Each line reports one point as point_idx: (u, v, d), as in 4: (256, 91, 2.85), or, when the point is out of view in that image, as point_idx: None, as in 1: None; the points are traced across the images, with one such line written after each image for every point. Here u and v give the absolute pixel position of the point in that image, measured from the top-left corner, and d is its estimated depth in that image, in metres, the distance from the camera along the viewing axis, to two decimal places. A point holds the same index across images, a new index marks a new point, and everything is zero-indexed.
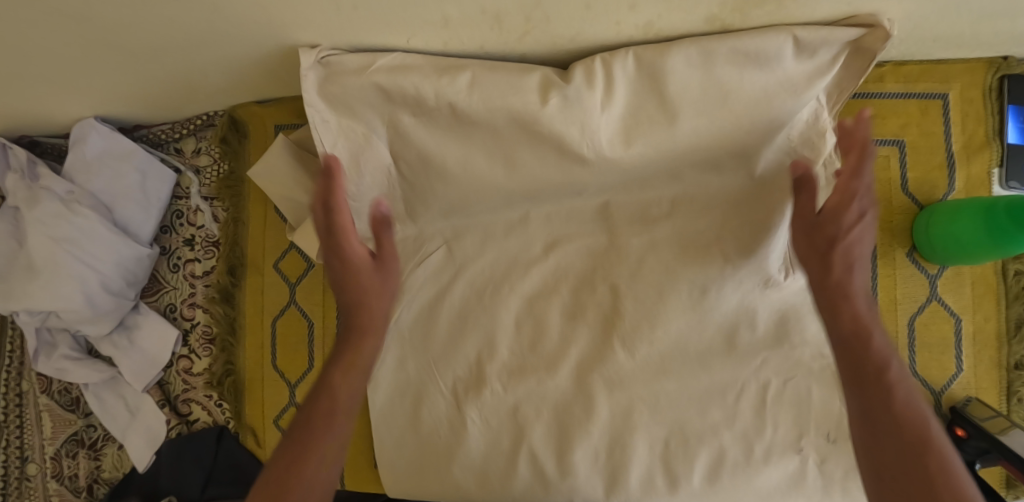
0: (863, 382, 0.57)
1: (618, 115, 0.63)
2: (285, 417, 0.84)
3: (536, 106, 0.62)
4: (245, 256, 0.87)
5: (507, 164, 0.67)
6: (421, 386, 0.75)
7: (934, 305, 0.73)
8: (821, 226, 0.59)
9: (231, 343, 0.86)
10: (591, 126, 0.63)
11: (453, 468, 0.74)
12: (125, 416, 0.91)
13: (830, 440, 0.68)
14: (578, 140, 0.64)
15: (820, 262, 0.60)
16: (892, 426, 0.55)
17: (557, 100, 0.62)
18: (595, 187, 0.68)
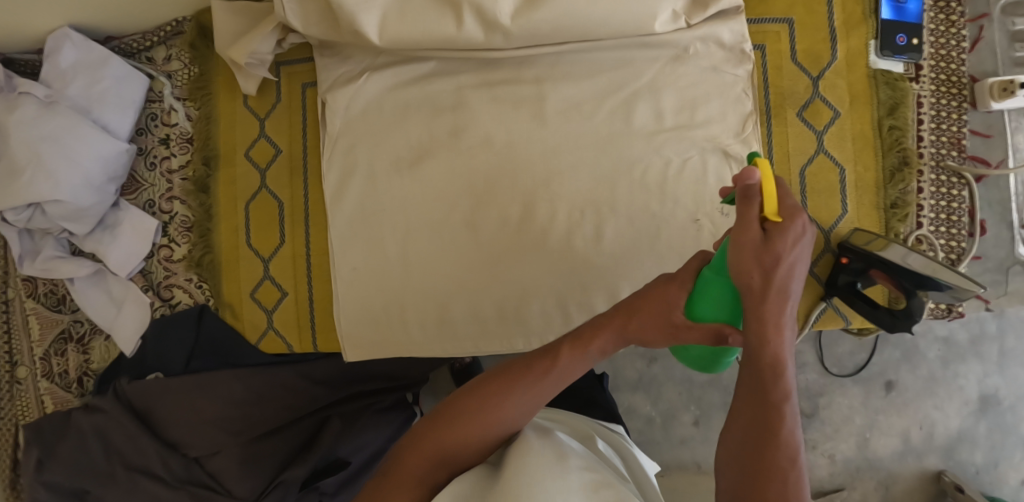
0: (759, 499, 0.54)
1: None
2: (261, 290, 0.93)
3: None
4: (218, 147, 0.94)
5: (440, 33, 0.81)
6: (382, 235, 0.89)
7: (822, 156, 0.85)
8: (750, 226, 0.54)
9: (207, 229, 0.93)
10: None
11: (417, 302, 0.88)
12: (111, 308, 0.98)
13: (722, 212, 0.85)
14: (491, 6, 0.78)
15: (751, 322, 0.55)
16: (776, 479, 0.54)
17: None
18: (509, 47, 0.84)
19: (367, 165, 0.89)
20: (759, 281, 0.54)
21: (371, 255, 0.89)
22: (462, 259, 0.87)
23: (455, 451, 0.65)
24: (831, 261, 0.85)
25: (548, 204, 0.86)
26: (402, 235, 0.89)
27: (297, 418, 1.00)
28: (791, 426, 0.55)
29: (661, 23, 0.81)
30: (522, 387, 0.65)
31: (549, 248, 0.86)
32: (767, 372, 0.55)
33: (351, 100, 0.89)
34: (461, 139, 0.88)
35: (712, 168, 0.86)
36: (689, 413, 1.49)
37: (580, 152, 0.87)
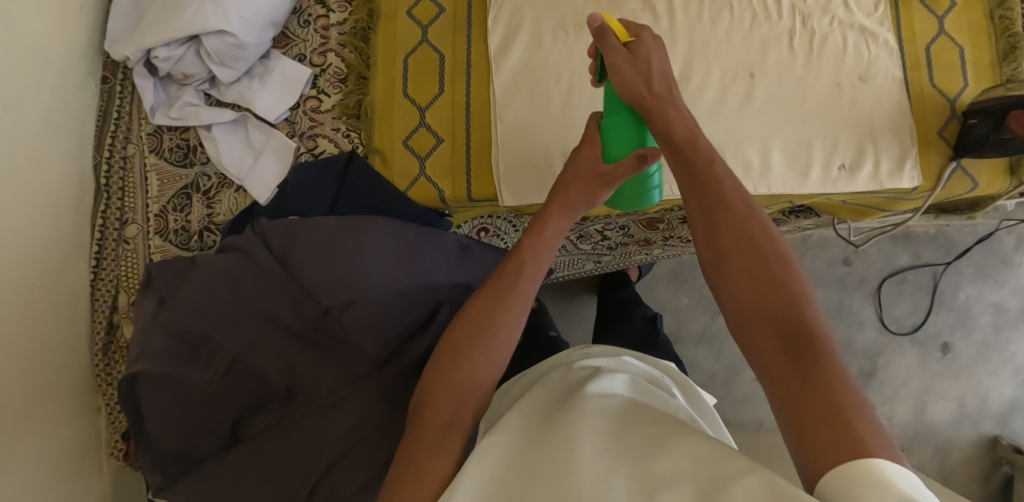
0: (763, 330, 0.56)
1: None
2: (415, 137, 0.93)
3: None
4: (380, 5, 0.98)
5: None
6: (546, 85, 0.92)
7: (943, 38, 0.95)
8: (622, 58, 0.67)
9: (363, 78, 0.96)
10: None
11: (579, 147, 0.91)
12: (249, 157, 0.96)
13: (861, 79, 0.93)
14: None
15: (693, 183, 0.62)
16: (758, 259, 0.58)
17: None
18: None
19: (532, 25, 0.94)
20: (646, 89, 0.65)
21: (535, 104, 0.92)
22: None
23: (477, 384, 0.68)
24: (957, 127, 0.93)
25: (705, 63, 0.92)
26: (564, 87, 0.92)
27: (427, 283, 0.96)
28: (732, 188, 0.62)
29: None
30: (507, 295, 0.71)
31: (704, 104, 0.91)
32: (698, 162, 0.63)
33: None
34: (623, 4, 0.94)
35: (850, 42, 0.94)
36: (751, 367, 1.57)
37: (734, 24, 0.94)
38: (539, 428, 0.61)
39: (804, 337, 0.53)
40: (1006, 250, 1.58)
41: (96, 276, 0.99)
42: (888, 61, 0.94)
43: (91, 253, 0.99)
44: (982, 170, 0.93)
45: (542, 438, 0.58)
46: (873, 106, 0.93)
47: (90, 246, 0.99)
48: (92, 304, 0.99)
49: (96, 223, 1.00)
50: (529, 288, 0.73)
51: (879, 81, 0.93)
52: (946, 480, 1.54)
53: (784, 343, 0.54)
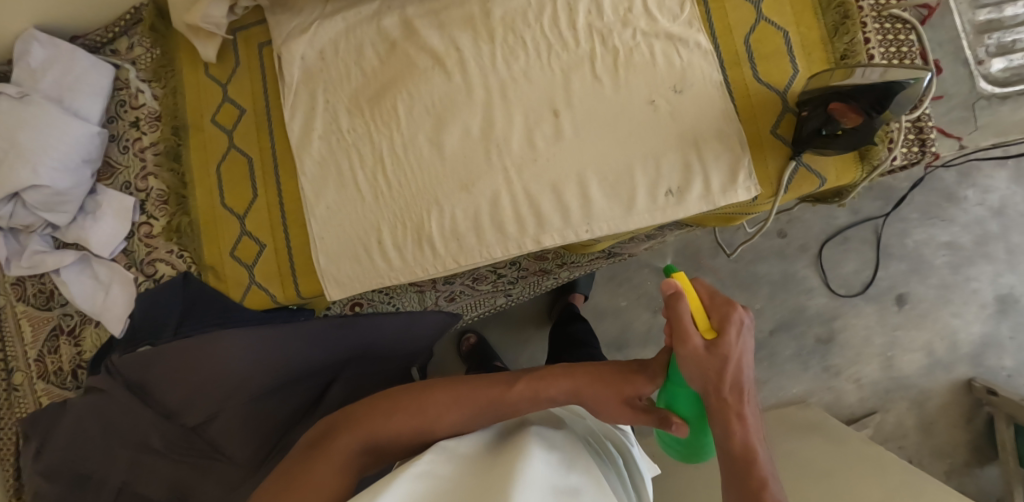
0: None
1: None
2: (240, 247, 0.94)
3: None
4: (185, 119, 0.97)
5: None
6: (353, 168, 0.90)
7: (763, 23, 0.87)
8: (700, 348, 0.66)
9: (183, 197, 0.96)
10: None
11: (392, 228, 0.89)
12: (100, 292, 0.98)
13: (676, 90, 0.86)
14: None
15: (731, 453, 0.66)
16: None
17: None
18: None
19: (328, 108, 0.92)
20: (714, 390, 0.67)
21: (343, 193, 0.90)
22: (432, 178, 0.88)
23: (385, 442, 0.75)
24: (791, 121, 0.86)
25: (506, 110, 0.87)
26: (370, 168, 0.90)
27: (302, 377, 0.99)
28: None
29: None
30: (465, 403, 0.75)
31: (513, 155, 0.87)
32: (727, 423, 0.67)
33: (306, 50, 0.92)
34: (415, 65, 0.90)
35: (661, 52, 0.87)
36: None
37: (533, 60, 0.88)
38: (482, 466, 0.65)
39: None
40: (950, 186, 1.48)
41: None
42: (703, 63, 0.86)
43: None
44: (826, 165, 0.85)
45: (483, 475, 0.62)
46: (694, 118, 0.86)
47: None
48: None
49: None
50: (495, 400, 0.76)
51: (697, 87, 0.86)
52: (927, 433, 1.47)
53: None
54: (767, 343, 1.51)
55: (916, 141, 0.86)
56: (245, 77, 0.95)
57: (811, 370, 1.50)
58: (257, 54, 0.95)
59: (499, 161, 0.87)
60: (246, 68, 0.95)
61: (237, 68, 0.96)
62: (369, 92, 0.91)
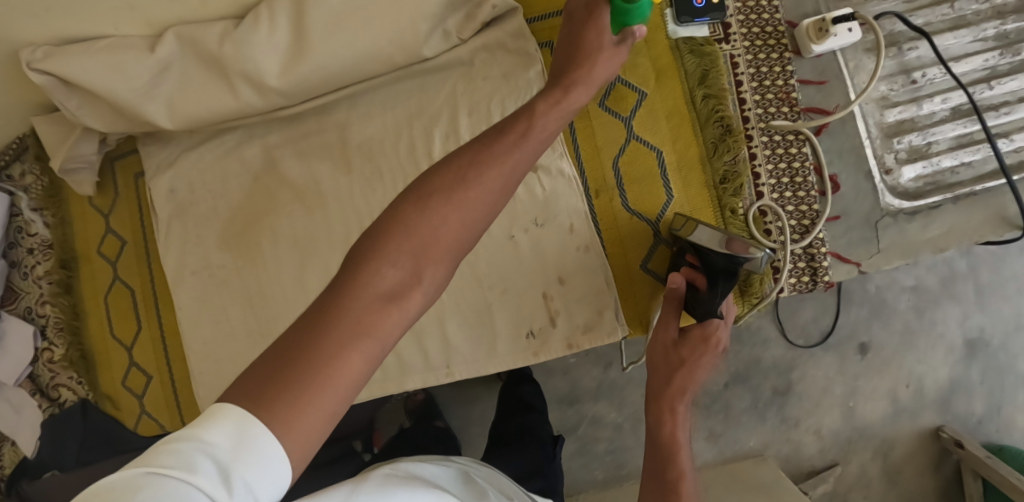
0: None
1: (283, 42, 0.78)
2: (130, 377, 0.95)
3: (217, 50, 0.79)
4: (75, 248, 0.99)
5: (224, 107, 0.82)
6: (225, 301, 0.90)
7: (635, 143, 0.79)
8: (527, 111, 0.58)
9: (77, 327, 0.98)
10: (260, 58, 0.78)
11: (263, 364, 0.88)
12: (12, 413, 1.02)
13: (538, 223, 0.80)
14: (258, 72, 0.78)
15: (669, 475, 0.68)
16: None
17: (230, 43, 0.78)
18: (297, 103, 0.83)
19: (199, 241, 0.91)
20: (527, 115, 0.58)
21: (218, 328, 0.90)
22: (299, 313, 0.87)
23: None
24: (665, 253, 0.79)
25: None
26: (239, 304, 0.89)
27: None
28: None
29: (431, 47, 0.79)
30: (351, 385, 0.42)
31: None
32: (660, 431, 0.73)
33: (174, 183, 0.91)
34: (275, 198, 0.88)
35: (522, 179, 0.80)
36: None
37: (388, 188, 0.84)
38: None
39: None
40: None
41: None
42: (569, 192, 0.79)
43: None
44: None
45: None
46: (556, 254, 0.79)
47: None
48: None
49: None
50: (436, 237, 0.50)
51: (563, 218, 0.79)
52: (892, 483, 1.38)
53: None
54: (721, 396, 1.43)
55: (807, 268, 0.79)
56: (124, 207, 0.96)
57: (768, 422, 1.41)
58: (134, 184, 0.96)
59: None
60: (124, 201, 0.96)
61: (115, 199, 0.96)
62: (238, 225, 0.90)
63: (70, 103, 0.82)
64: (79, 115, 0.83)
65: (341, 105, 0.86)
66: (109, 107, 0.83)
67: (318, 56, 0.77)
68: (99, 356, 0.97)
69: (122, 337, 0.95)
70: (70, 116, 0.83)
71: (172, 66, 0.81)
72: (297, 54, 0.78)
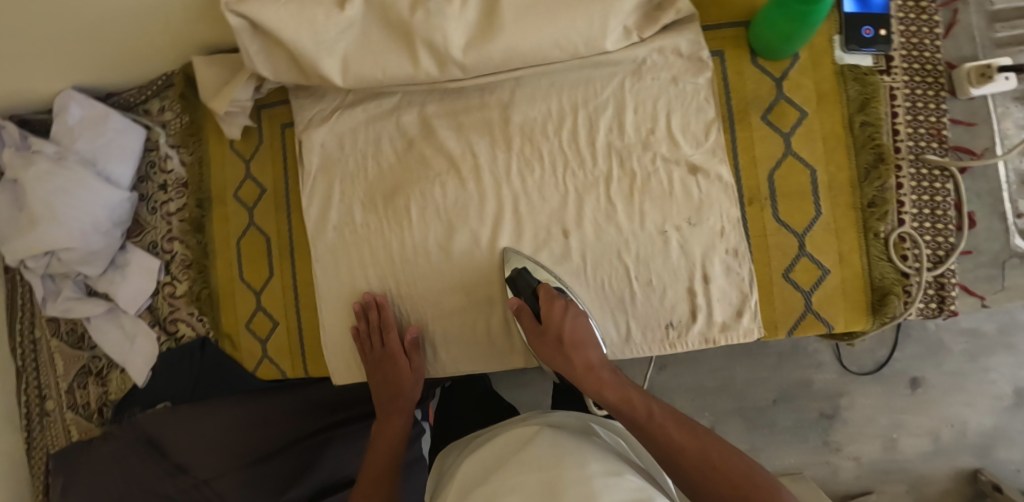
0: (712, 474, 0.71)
1: (471, 18, 0.81)
2: (255, 320, 0.98)
3: (406, 16, 0.80)
4: (209, 190, 1.00)
5: (399, 72, 0.84)
6: (363, 261, 0.92)
7: (790, 159, 0.84)
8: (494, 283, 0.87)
9: (205, 267, 1.00)
10: (449, 30, 0.80)
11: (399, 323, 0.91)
12: (125, 341, 1.05)
13: (690, 222, 0.84)
14: (444, 43, 0.80)
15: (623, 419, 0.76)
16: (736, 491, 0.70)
17: (421, 12, 0.79)
18: (469, 78, 0.85)
19: (343, 198, 0.92)
20: None
21: (352, 284, 0.92)
22: (444, 281, 0.89)
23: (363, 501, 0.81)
24: (807, 265, 0.83)
25: (514, 223, 0.87)
26: (379, 265, 0.91)
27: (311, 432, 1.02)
28: (684, 432, 0.74)
29: (613, 42, 0.81)
30: None
31: (520, 267, 0.87)
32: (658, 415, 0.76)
33: (325, 139, 0.93)
34: (429, 166, 0.89)
35: (678, 178, 0.84)
36: (705, 416, 1.46)
37: (546, 169, 0.86)
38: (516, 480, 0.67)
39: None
40: None
41: (30, 445, 1.11)
42: (722, 195, 0.84)
43: (22, 427, 1.12)
44: (837, 315, 0.83)
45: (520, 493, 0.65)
46: (704, 254, 0.84)
47: (19, 422, 1.12)
48: (30, 470, 1.11)
49: (21, 400, 1.12)
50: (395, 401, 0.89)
51: (714, 219, 0.84)
52: None
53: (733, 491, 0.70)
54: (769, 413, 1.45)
55: (937, 296, 0.84)
56: (267, 157, 0.97)
57: (810, 442, 1.44)
58: (280, 135, 0.96)
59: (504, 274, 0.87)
60: (266, 151, 0.97)
61: (259, 148, 0.97)
62: (384, 189, 0.91)
63: (250, 47, 0.84)
64: (252, 60, 0.85)
65: (507, 85, 0.88)
66: (284, 57, 0.85)
67: (507, 37, 0.79)
68: (224, 299, 0.99)
69: (250, 281, 0.98)
70: (246, 58, 0.85)
71: (354, 26, 0.82)
72: (483, 32, 0.81)
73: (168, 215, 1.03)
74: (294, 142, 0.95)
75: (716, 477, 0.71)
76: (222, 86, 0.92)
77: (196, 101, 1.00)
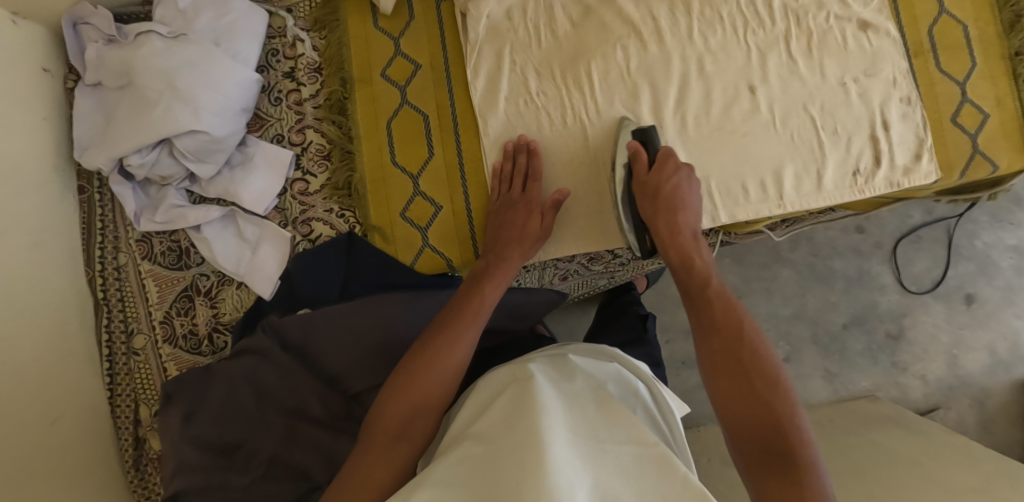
0: (737, 386, 0.68)
1: None
2: (413, 206, 0.89)
3: None
4: (352, 71, 0.92)
5: None
6: (541, 130, 0.88)
7: (945, 17, 0.90)
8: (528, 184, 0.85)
9: (349, 152, 0.91)
10: None
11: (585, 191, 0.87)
12: (246, 250, 0.92)
13: (865, 75, 0.88)
14: None
15: (712, 340, 0.72)
16: (770, 434, 0.65)
17: None
18: None
19: (514, 70, 0.89)
20: None
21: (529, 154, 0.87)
22: (637, 143, 0.87)
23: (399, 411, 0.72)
24: (971, 110, 0.89)
25: (702, 83, 0.88)
26: (565, 130, 0.87)
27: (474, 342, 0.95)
28: (740, 327, 0.72)
29: None
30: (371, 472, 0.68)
31: (712, 126, 0.87)
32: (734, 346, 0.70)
33: (492, 8, 0.89)
34: (610, 31, 0.88)
35: (850, 36, 0.89)
36: (780, 348, 1.40)
37: (726, 33, 0.89)
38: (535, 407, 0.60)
39: (781, 462, 0.62)
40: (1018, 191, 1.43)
41: (113, 393, 0.96)
42: (891, 50, 0.89)
43: (103, 371, 0.96)
44: (1002, 153, 0.88)
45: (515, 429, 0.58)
46: (882, 104, 0.88)
47: (100, 365, 0.96)
48: (114, 420, 0.96)
49: (103, 338, 0.97)
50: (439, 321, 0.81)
51: (887, 72, 0.89)
52: (988, 432, 1.36)
53: (768, 420, 0.65)
54: (840, 338, 1.40)
55: None
56: (423, 32, 0.91)
57: (881, 364, 1.39)
58: (437, 9, 0.91)
59: (703, 132, 0.87)
60: (421, 26, 0.91)
61: (411, 23, 0.92)
62: (563, 55, 0.89)
63: None
64: None
65: None
66: None
67: None
68: (376, 186, 0.90)
69: (409, 165, 0.90)
70: None
71: None
72: None
73: (299, 104, 0.93)
74: (452, 15, 0.91)
75: (757, 408, 0.66)
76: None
77: None
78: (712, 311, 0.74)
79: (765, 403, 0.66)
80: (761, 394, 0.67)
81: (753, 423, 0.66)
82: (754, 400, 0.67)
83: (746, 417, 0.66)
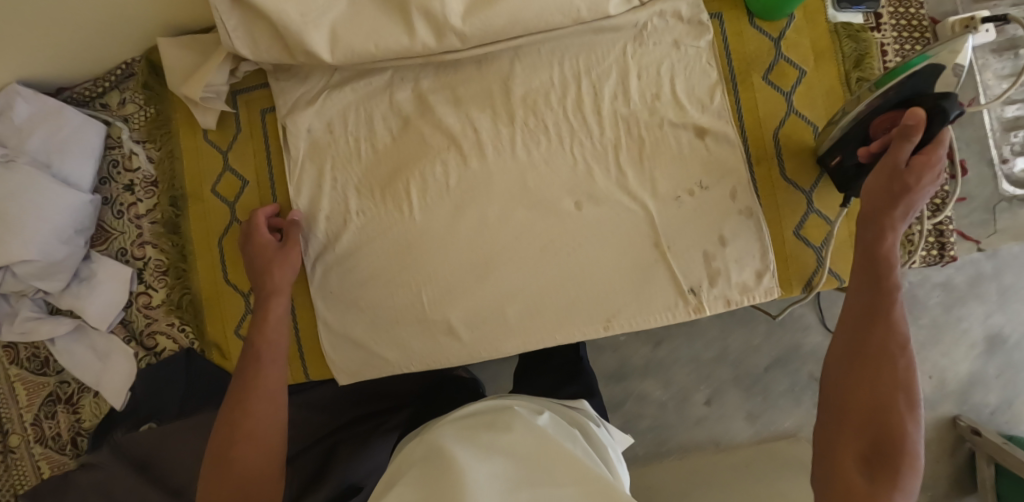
0: (863, 392, 0.65)
1: None
2: (245, 324, 0.91)
3: None
4: (184, 186, 0.92)
5: (392, 43, 0.78)
6: (362, 251, 0.86)
7: (793, 117, 0.84)
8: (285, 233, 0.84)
9: (184, 270, 0.93)
10: None
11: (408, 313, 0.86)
12: (97, 362, 0.95)
13: (701, 185, 0.83)
14: (440, 10, 0.76)
15: (864, 334, 0.68)
16: (890, 451, 0.62)
17: None
18: (466, 49, 0.81)
19: (337, 185, 0.87)
20: None
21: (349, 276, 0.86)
22: (457, 265, 0.85)
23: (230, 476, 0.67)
24: (817, 221, 0.84)
25: (525, 198, 0.84)
26: (385, 250, 0.86)
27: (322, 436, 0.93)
28: (894, 324, 0.67)
29: (615, 5, 0.79)
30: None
31: (537, 244, 0.84)
32: (891, 347, 0.66)
33: (312, 123, 0.86)
34: (429, 145, 0.85)
35: (687, 141, 0.83)
36: (700, 391, 1.18)
37: (553, 145, 0.84)
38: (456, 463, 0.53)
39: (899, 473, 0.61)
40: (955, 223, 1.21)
41: None
42: (731, 157, 0.83)
43: None
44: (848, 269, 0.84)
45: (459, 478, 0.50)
46: (721, 215, 0.83)
47: None
48: None
49: None
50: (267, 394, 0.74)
51: (728, 180, 0.83)
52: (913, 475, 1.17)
53: (867, 446, 0.63)
54: (762, 380, 1.18)
55: (937, 243, 0.87)
56: (248, 146, 0.90)
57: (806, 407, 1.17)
58: (261, 122, 0.89)
59: (526, 249, 0.84)
60: (246, 140, 0.90)
61: (236, 136, 0.90)
62: (385, 170, 0.86)
63: (230, 26, 0.77)
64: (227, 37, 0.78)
65: (505, 57, 0.85)
66: (266, 34, 0.78)
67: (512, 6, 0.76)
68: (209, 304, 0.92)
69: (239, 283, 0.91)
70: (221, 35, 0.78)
71: None
72: None
73: (138, 219, 0.94)
74: (276, 127, 0.89)
75: (866, 415, 0.64)
76: (194, 72, 0.85)
77: (167, 92, 0.93)
78: (872, 301, 0.69)
79: (883, 425, 0.63)
80: (883, 398, 0.64)
81: (871, 423, 0.64)
82: (882, 404, 0.64)
83: (872, 419, 0.64)
